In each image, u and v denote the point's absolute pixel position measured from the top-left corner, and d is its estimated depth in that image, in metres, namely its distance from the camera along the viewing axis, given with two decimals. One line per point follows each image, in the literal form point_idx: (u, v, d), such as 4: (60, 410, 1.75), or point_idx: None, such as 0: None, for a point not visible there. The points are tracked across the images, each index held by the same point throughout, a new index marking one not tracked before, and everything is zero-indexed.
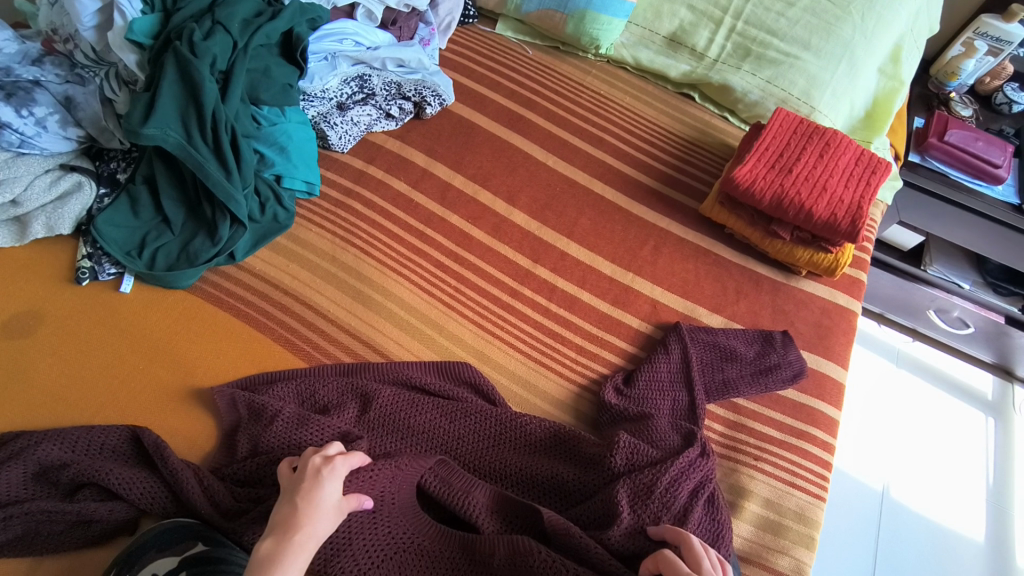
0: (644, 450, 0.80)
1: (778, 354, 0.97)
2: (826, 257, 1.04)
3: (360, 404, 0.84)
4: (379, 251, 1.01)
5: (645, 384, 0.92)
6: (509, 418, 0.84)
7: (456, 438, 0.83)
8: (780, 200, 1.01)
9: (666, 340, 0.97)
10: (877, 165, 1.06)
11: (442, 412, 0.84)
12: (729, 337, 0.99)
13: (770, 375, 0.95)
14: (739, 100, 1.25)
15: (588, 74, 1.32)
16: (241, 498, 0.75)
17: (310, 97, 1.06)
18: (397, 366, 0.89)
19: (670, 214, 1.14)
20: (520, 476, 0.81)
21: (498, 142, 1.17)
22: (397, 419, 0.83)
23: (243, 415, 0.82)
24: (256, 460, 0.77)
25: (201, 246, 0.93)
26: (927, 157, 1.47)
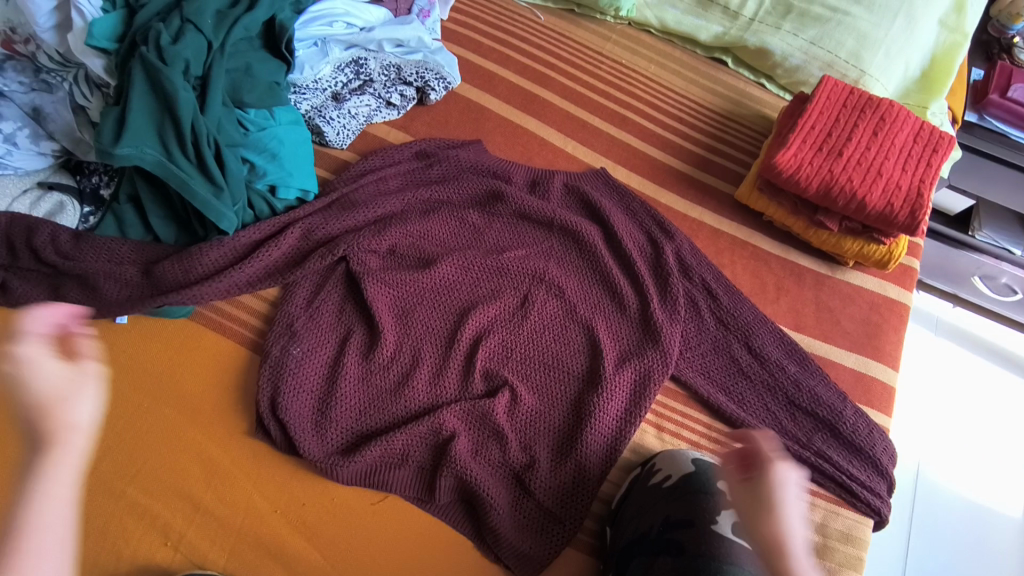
0: (711, 361, 0.90)
1: (771, 395, 0.88)
2: (878, 250, 0.95)
3: (399, 305, 0.89)
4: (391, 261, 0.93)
5: (729, 394, 0.88)
6: (562, 329, 0.89)
7: (543, 333, 0.89)
8: (829, 188, 0.91)
9: (731, 348, 0.91)
10: (938, 141, 0.94)
11: (524, 325, 0.89)
12: (716, 361, 0.90)
13: (775, 408, 0.87)
14: (778, 65, 1.12)
15: (609, 41, 1.18)
16: (380, 383, 0.83)
17: (303, 89, 0.95)
18: (417, 323, 0.88)
19: (703, 202, 1.04)
20: (563, 315, 0.90)
21: (510, 127, 1.06)
22: (427, 296, 0.90)
23: (347, 368, 0.83)
24: (369, 372, 0.84)
25: (199, 250, 0.85)
26: (985, 115, 1.33)
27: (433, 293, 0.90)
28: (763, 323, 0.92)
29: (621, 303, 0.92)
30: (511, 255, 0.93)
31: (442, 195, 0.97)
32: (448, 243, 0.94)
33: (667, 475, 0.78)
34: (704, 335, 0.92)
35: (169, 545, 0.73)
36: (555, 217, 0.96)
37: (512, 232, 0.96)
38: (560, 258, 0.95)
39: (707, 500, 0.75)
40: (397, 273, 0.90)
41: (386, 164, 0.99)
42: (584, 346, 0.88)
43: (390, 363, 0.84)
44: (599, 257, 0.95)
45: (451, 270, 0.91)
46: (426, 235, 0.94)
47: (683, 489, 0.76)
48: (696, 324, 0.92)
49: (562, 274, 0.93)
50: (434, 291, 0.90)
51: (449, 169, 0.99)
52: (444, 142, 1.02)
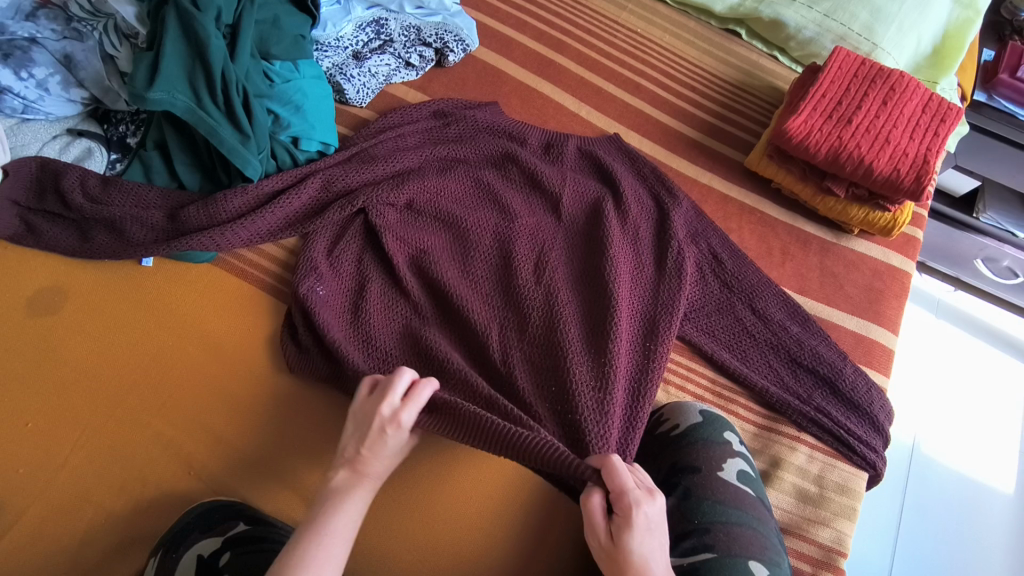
0: (717, 322, 0.92)
1: (776, 355, 0.91)
2: (883, 217, 0.97)
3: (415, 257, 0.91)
4: None
5: (735, 352, 0.91)
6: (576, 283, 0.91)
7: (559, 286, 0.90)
8: (837, 155, 0.93)
9: (736, 308, 0.93)
10: (946, 111, 0.96)
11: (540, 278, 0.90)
12: (722, 323, 0.92)
13: (781, 367, 0.90)
14: (791, 37, 1.14)
15: (624, 10, 1.19)
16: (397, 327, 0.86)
17: (324, 46, 0.99)
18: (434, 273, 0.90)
19: (713, 169, 1.06)
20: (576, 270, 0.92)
21: (526, 91, 1.08)
22: (442, 249, 0.92)
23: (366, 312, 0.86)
24: (389, 317, 0.87)
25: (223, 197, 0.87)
26: (994, 95, 1.34)
27: (448, 247, 0.93)
28: (767, 285, 0.94)
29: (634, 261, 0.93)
30: (526, 213, 0.96)
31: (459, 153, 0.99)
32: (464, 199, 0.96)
33: (674, 424, 0.81)
34: (711, 295, 0.94)
35: (192, 473, 0.77)
36: (568, 177, 0.99)
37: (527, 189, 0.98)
38: (571, 219, 0.97)
39: (712, 448, 0.77)
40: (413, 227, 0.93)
41: (404, 121, 1.01)
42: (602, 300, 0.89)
43: (408, 310, 0.87)
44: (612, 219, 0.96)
45: (466, 225, 0.94)
46: (442, 191, 0.96)
47: (688, 437, 0.78)
48: (703, 290, 0.94)
49: (575, 234, 0.95)
50: (449, 245, 0.93)
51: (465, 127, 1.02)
52: (461, 103, 1.04)
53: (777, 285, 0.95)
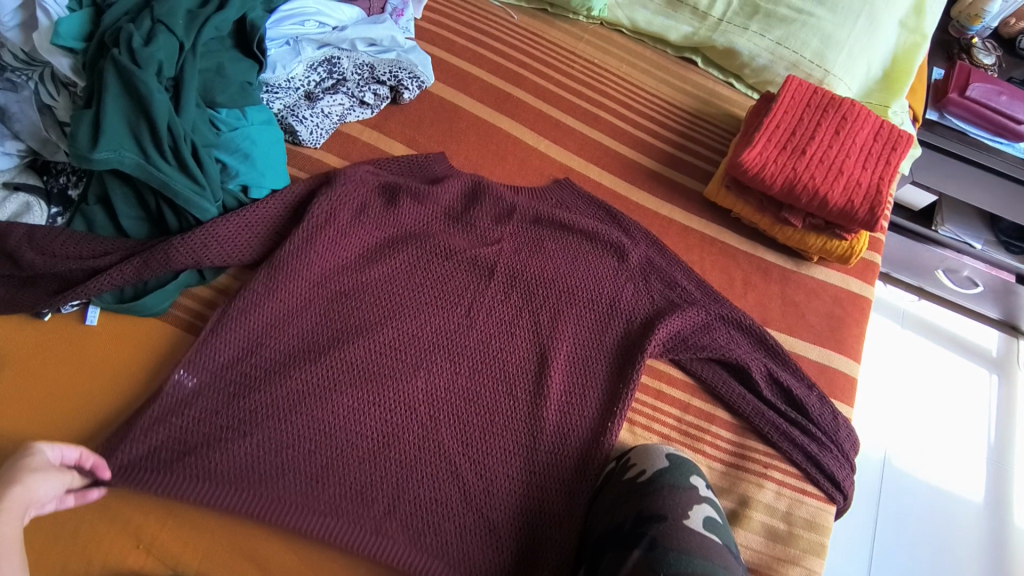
0: (709, 356, 0.92)
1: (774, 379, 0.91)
2: (840, 245, 0.97)
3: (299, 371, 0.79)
4: (334, 295, 0.86)
5: (729, 383, 0.90)
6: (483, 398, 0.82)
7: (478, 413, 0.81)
8: (792, 186, 0.94)
9: (729, 335, 0.94)
10: (897, 139, 0.98)
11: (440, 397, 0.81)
12: (719, 354, 0.92)
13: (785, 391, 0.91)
14: (745, 65, 1.15)
15: (581, 40, 1.19)
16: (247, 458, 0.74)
17: (276, 88, 0.97)
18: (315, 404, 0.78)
19: (674, 200, 1.06)
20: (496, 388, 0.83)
21: (483, 126, 1.07)
22: (323, 375, 0.79)
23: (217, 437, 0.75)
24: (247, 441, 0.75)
25: (213, 262, 0.84)
26: (945, 113, 1.37)
27: (329, 370, 0.80)
28: (723, 318, 0.94)
29: (596, 320, 0.91)
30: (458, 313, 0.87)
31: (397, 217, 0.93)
32: (400, 298, 0.87)
33: (641, 471, 0.78)
34: (704, 327, 0.93)
35: (141, 549, 0.72)
36: (522, 222, 0.96)
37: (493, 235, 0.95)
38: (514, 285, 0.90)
39: (679, 494, 0.74)
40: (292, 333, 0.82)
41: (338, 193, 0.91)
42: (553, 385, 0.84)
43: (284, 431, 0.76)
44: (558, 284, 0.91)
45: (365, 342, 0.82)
46: (353, 278, 0.87)
47: (656, 483, 0.76)
48: (693, 319, 0.93)
49: (547, 316, 0.89)
50: (333, 365, 0.80)
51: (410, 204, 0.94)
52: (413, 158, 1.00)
53: (737, 310, 0.96)
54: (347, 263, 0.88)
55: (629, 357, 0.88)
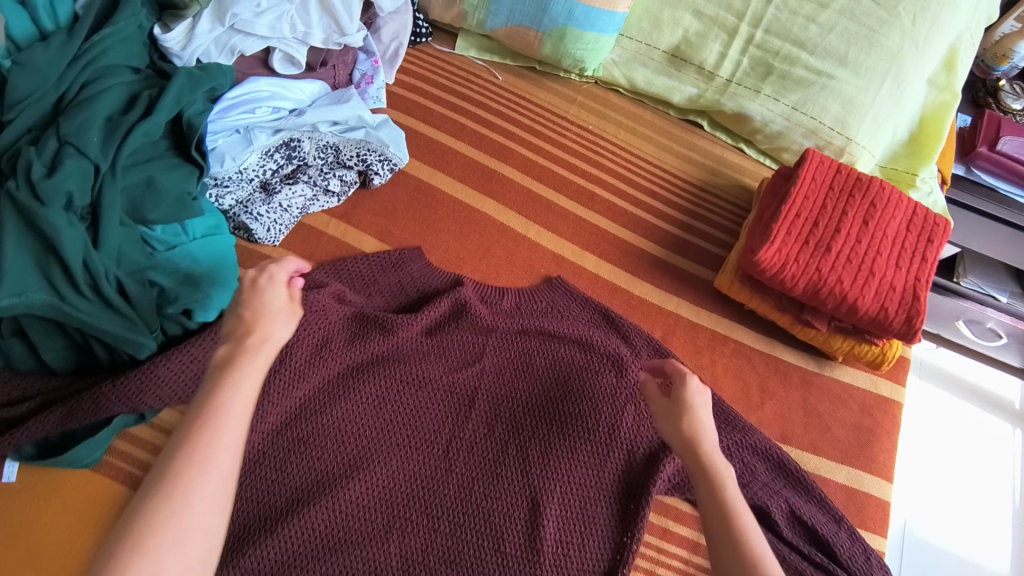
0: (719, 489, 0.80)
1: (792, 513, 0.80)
2: (872, 350, 0.86)
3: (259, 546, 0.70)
4: (296, 449, 0.76)
5: None
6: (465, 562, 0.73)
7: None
8: (817, 289, 0.83)
9: (740, 459, 0.83)
10: (932, 230, 0.87)
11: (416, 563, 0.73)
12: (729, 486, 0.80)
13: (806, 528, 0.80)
14: (758, 131, 1.03)
15: (574, 103, 1.07)
16: None
17: (226, 182, 0.84)
18: None
19: (680, 292, 0.95)
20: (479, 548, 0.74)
21: (466, 211, 0.95)
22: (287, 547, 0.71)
23: None
24: None
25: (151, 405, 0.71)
26: (972, 167, 1.26)
27: (292, 541, 0.71)
28: (736, 440, 0.84)
29: (588, 457, 0.81)
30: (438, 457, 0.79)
31: (365, 348, 0.81)
32: (368, 442, 0.78)
33: None
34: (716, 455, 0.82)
35: None
36: (511, 341, 0.86)
37: (472, 355, 0.84)
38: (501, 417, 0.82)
39: None
40: (252, 497, 0.73)
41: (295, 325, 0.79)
42: (545, 537, 0.75)
43: None
44: (549, 416, 0.83)
45: (330, 506, 0.73)
46: (316, 424, 0.77)
47: None
48: None
49: (536, 451, 0.80)
50: (294, 535, 0.71)
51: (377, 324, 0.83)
52: (385, 257, 0.89)
53: (753, 429, 0.85)
54: (305, 404, 0.78)
55: (627, 501, 0.80)
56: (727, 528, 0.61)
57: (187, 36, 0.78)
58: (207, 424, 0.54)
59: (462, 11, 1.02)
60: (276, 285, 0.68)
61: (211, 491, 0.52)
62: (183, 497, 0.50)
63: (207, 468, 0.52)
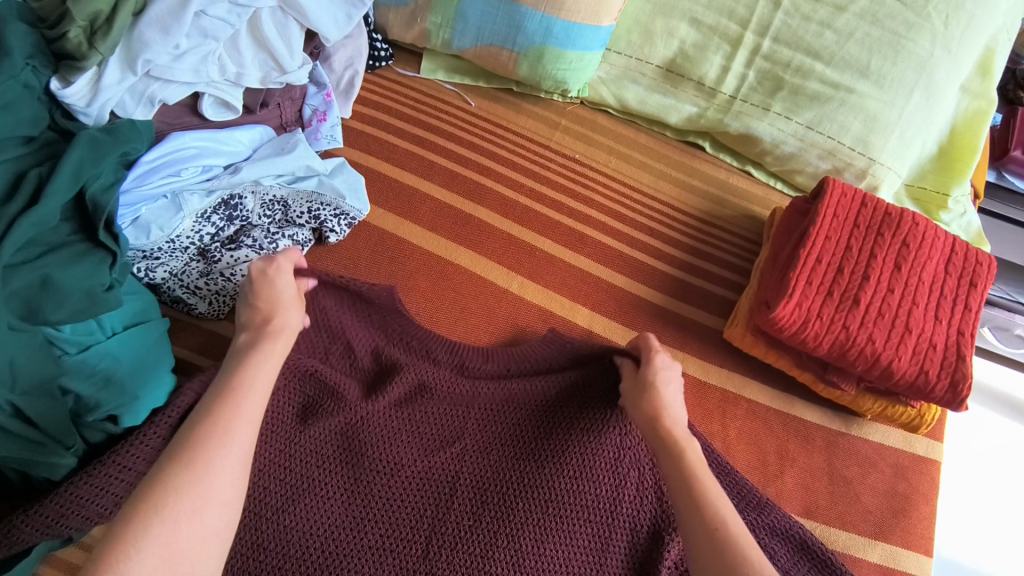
0: None
1: None
2: (907, 413, 0.76)
3: None
4: (251, 547, 0.66)
5: None
6: None
7: None
8: (845, 349, 0.71)
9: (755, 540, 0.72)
10: (974, 271, 0.75)
11: None
12: None
13: None
14: (767, 152, 0.91)
15: (558, 127, 0.94)
16: None
17: (157, 254, 0.72)
18: None
19: (687, 346, 0.83)
20: None
21: (438, 263, 0.83)
22: None
23: None
24: None
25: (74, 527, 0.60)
26: (1003, 173, 1.14)
27: None
28: (751, 520, 0.72)
29: (590, 540, 0.70)
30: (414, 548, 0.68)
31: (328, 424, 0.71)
32: (339, 544, 0.67)
33: None
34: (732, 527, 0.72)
35: None
36: (495, 400, 0.76)
37: (452, 432, 0.74)
38: (486, 495, 0.71)
39: None
40: None
41: None
42: None
43: None
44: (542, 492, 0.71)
45: None
46: (273, 518, 0.67)
47: None
48: None
49: (527, 536, 0.69)
50: None
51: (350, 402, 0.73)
52: (328, 276, 0.74)
53: (773, 504, 0.73)
54: (264, 495, 0.68)
55: None
56: (687, 490, 0.58)
57: (94, 90, 0.64)
58: (220, 419, 0.53)
59: (425, 30, 0.89)
60: (282, 273, 0.65)
61: (232, 462, 0.51)
62: (166, 503, 0.47)
63: (228, 441, 0.52)
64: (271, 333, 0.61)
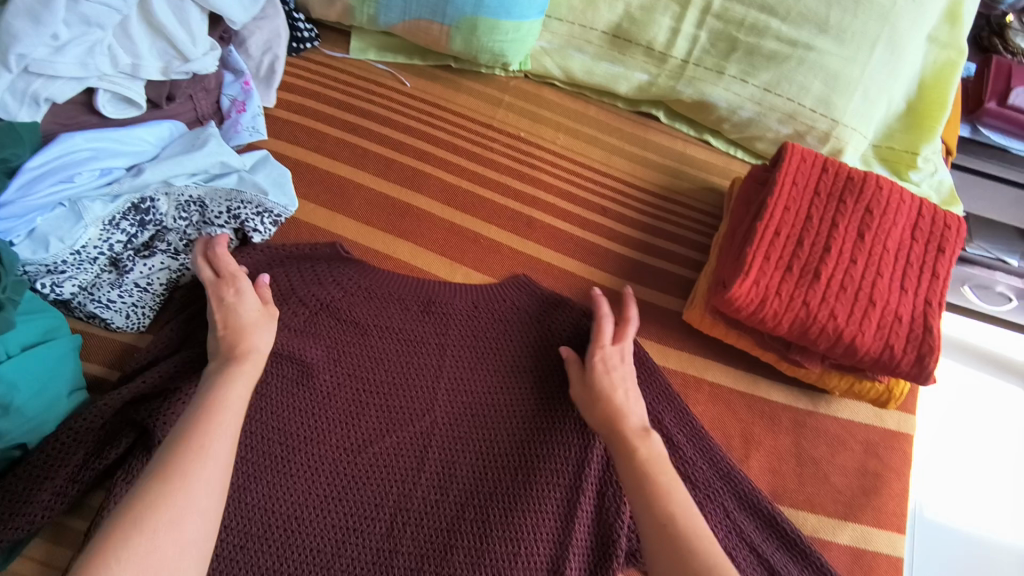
0: None
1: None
2: (875, 389, 0.72)
3: None
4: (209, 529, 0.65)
5: None
6: None
7: None
8: (806, 327, 0.67)
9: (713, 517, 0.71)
10: (941, 236, 0.71)
11: None
12: None
13: None
14: (724, 119, 0.85)
15: (501, 104, 0.88)
16: None
17: (60, 267, 0.66)
18: None
19: (644, 330, 0.79)
20: None
21: (376, 258, 0.78)
22: None
23: None
24: None
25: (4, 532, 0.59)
26: (979, 126, 1.08)
27: None
28: (714, 487, 0.72)
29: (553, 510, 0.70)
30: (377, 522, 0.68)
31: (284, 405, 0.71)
32: (300, 523, 0.67)
33: None
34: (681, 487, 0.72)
35: None
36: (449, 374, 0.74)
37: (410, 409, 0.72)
38: (448, 467, 0.71)
39: None
40: None
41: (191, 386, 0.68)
42: None
43: None
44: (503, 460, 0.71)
45: None
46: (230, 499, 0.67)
47: None
48: None
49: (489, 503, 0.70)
50: None
51: (314, 375, 0.72)
52: (291, 249, 0.76)
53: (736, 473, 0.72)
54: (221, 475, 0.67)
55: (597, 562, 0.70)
56: (647, 495, 0.55)
57: None
58: (196, 433, 0.51)
59: (347, 6, 0.83)
60: (244, 299, 0.64)
61: (210, 484, 0.49)
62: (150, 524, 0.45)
63: (206, 460, 0.50)
64: (237, 357, 0.59)
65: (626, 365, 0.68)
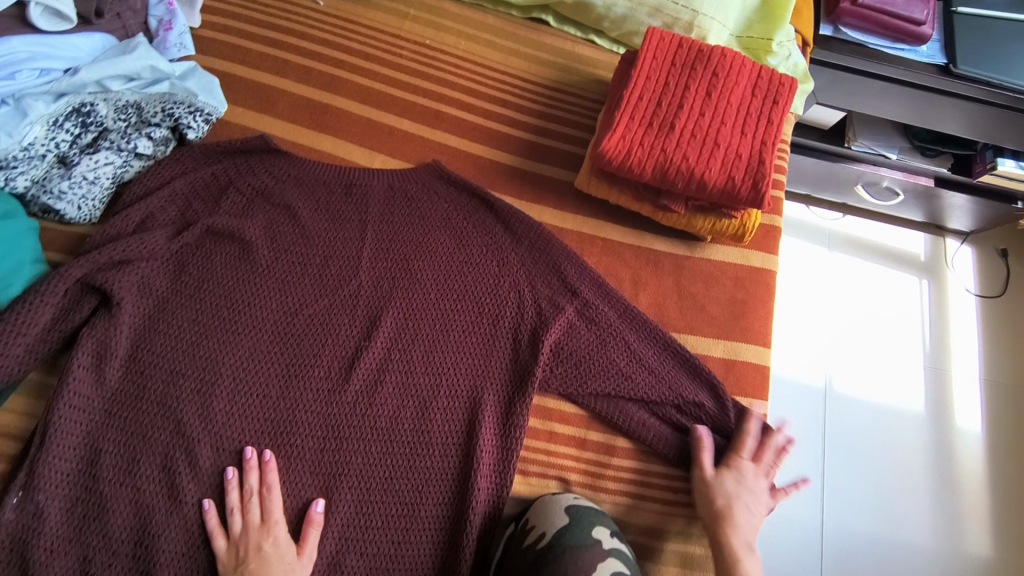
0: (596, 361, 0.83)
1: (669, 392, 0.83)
2: (731, 224, 0.85)
3: (146, 457, 0.73)
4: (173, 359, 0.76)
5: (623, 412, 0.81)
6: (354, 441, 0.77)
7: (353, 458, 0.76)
8: (665, 171, 0.80)
9: (610, 344, 0.83)
10: (779, 88, 0.84)
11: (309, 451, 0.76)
12: (605, 378, 0.82)
13: (682, 406, 0.82)
14: (603, 17, 0.98)
15: (407, 18, 0.99)
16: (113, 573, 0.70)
17: (13, 162, 0.75)
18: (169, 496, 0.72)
19: (542, 198, 0.91)
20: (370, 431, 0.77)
21: (303, 152, 0.89)
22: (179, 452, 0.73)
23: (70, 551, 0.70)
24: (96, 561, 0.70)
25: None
26: (839, 26, 1.20)
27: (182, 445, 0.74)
28: (614, 325, 0.84)
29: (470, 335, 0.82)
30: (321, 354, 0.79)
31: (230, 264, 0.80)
32: (252, 358, 0.78)
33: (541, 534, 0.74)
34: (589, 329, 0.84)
35: None
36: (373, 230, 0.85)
37: (341, 262, 0.83)
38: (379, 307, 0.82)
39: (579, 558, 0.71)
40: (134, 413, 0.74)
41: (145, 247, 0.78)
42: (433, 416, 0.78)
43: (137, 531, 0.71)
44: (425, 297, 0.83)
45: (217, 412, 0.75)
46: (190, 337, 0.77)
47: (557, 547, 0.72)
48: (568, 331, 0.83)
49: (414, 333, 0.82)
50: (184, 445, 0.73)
51: (254, 252, 0.81)
52: (223, 147, 0.85)
53: (625, 305, 0.85)
54: (180, 318, 0.77)
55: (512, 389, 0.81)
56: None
57: None
58: None
59: None
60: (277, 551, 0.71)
61: None
62: None
63: None
64: None
65: (759, 482, 0.78)
